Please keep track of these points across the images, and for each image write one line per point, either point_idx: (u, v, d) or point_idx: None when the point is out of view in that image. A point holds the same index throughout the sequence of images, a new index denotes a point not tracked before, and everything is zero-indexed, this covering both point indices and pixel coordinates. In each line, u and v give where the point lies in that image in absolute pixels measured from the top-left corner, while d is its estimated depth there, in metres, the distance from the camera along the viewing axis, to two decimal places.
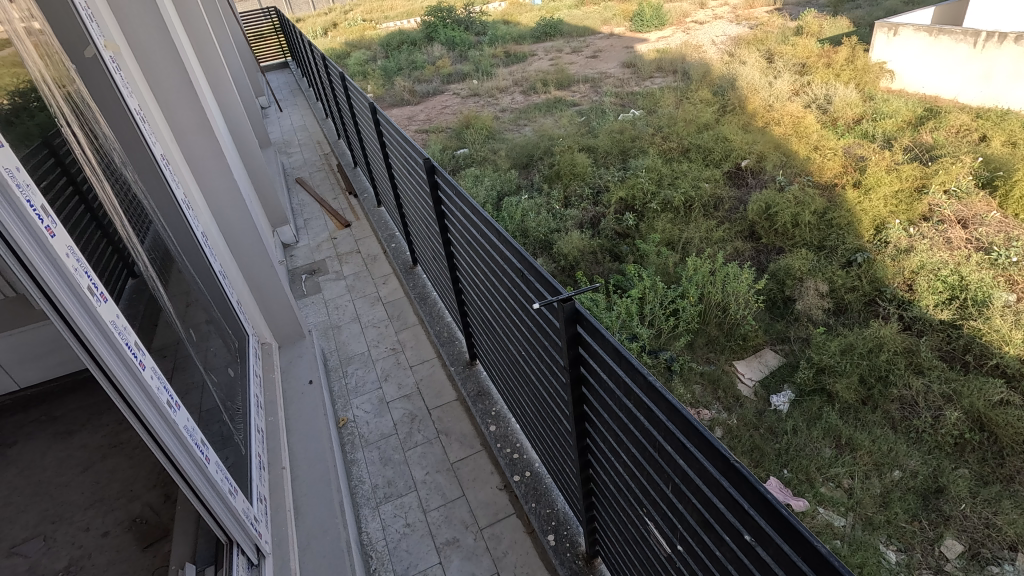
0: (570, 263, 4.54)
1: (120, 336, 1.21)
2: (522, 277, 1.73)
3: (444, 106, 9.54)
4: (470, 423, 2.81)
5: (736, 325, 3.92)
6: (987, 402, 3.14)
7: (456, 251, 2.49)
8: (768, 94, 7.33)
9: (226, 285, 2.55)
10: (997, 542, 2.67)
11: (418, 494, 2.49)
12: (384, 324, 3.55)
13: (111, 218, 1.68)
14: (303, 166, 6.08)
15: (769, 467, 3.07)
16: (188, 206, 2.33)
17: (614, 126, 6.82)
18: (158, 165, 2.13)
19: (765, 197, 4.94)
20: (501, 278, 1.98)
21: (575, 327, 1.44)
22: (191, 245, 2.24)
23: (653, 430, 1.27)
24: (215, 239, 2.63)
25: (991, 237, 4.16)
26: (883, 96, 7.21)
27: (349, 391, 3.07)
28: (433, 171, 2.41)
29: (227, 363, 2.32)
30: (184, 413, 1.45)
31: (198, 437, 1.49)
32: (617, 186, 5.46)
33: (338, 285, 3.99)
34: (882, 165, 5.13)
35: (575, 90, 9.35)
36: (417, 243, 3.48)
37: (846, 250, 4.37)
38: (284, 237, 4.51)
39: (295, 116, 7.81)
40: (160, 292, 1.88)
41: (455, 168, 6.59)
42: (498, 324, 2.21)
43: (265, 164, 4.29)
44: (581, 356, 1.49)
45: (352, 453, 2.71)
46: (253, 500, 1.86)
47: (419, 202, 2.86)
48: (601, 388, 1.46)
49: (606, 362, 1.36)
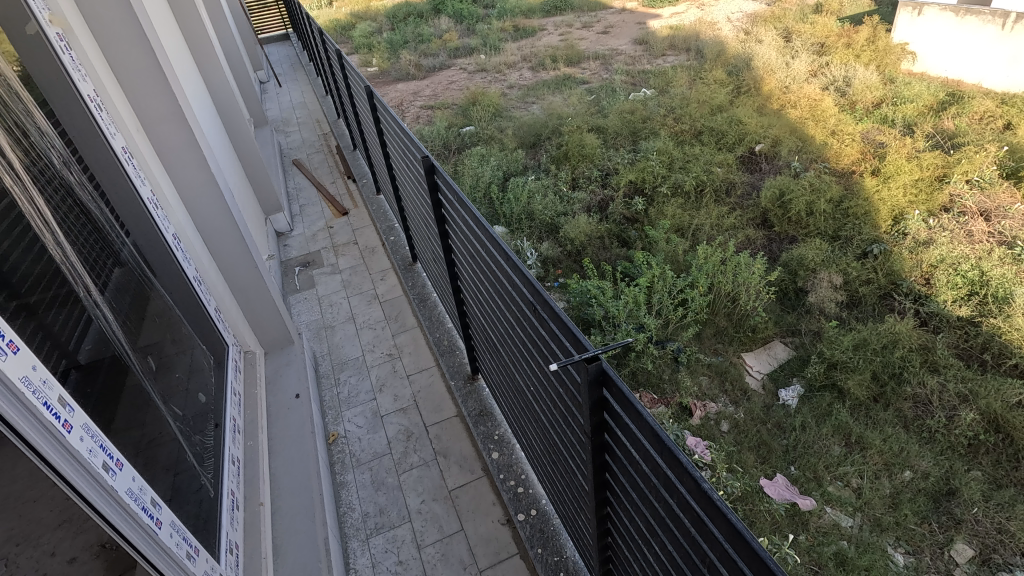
0: (576, 248, 4.46)
1: (35, 396, 1.09)
2: (534, 310, 1.59)
3: (450, 81, 9.31)
4: (470, 444, 2.70)
5: (746, 316, 3.82)
6: (1005, 403, 3.05)
7: (457, 261, 2.38)
8: (785, 75, 7.08)
9: (202, 292, 2.41)
10: (1010, 548, 2.62)
11: (413, 526, 2.38)
12: (381, 325, 3.45)
13: (41, 233, 1.46)
14: (301, 147, 5.94)
15: (776, 463, 3.02)
16: (157, 205, 2.18)
17: (625, 106, 6.60)
18: (120, 160, 1.98)
19: (779, 183, 4.80)
20: (509, 302, 1.84)
21: (601, 390, 1.26)
22: (162, 254, 2.14)
23: (702, 543, 1.09)
24: (190, 238, 2.41)
25: (1015, 230, 3.97)
26: (904, 80, 6.97)
27: (341, 401, 2.98)
28: (432, 171, 2.27)
29: (197, 388, 2.15)
30: (128, 473, 1.36)
31: (148, 496, 1.41)
32: (627, 168, 5.31)
33: (333, 280, 3.89)
34: (902, 153, 4.95)
35: (585, 67, 9.10)
36: (416, 240, 3.36)
37: (862, 240, 4.24)
38: (278, 224, 4.40)
39: (295, 92, 7.63)
40: (112, 320, 1.71)
41: (461, 146, 6.42)
42: (505, 350, 2.10)
43: (257, 147, 4.12)
44: (605, 422, 1.32)
45: (342, 474, 2.62)
46: (221, 557, 1.71)
47: (418, 197, 2.72)
48: (631, 465, 1.30)
49: (641, 442, 1.18)
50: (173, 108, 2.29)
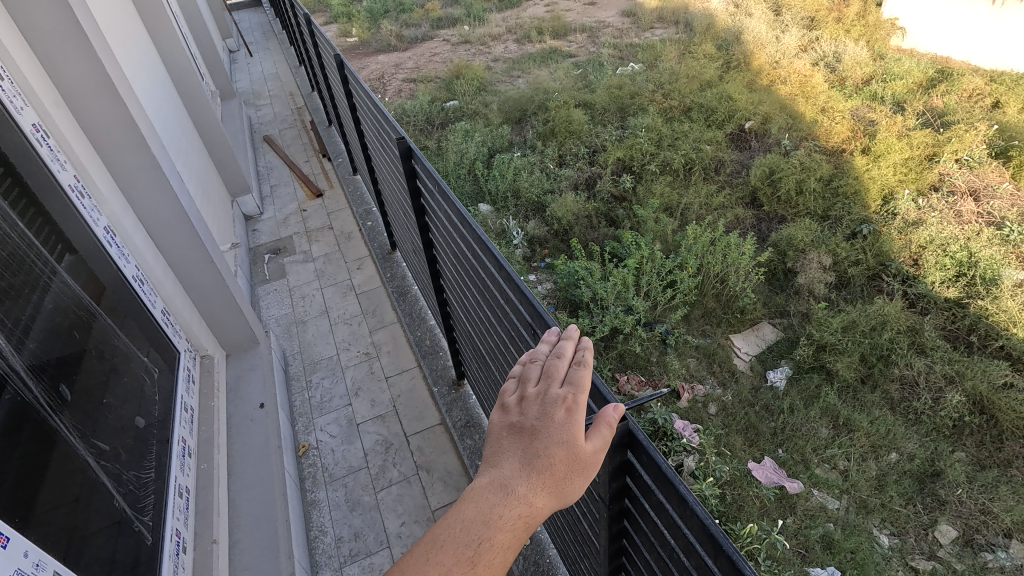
0: (563, 227, 4.35)
1: None
2: (532, 334, 1.40)
3: (433, 52, 9.02)
4: (455, 457, 2.53)
5: (734, 297, 3.77)
6: (990, 385, 3.06)
7: (438, 254, 2.26)
8: (775, 49, 6.94)
9: (149, 293, 2.05)
10: (992, 528, 2.64)
11: (391, 553, 2.22)
12: (357, 321, 3.30)
13: None
14: (273, 122, 5.69)
15: (765, 446, 3.00)
16: (82, 194, 1.77)
17: (613, 80, 6.43)
18: (31, 140, 1.57)
19: (769, 161, 4.72)
20: (494, 309, 1.68)
21: (625, 452, 1.02)
22: (96, 250, 1.77)
23: None
24: (129, 232, 1.98)
25: (1003, 211, 3.96)
26: (894, 56, 6.88)
27: (313, 408, 2.82)
28: (410, 156, 2.12)
29: (138, 409, 1.80)
30: (18, 548, 1.11)
31: (49, 569, 1.18)
32: (615, 146, 5.19)
33: (306, 269, 3.74)
34: (893, 131, 4.89)
35: (572, 40, 8.87)
36: (395, 227, 3.21)
37: (852, 220, 4.20)
38: (245, 207, 4.22)
39: (267, 62, 7.30)
40: (4, 343, 1.31)
41: (444, 121, 6.22)
42: (495, 367, 1.94)
43: (216, 125, 3.91)
44: (627, 487, 1.09)
45: (314, 492, 2.45)
46: None
47: (394, 181, 2.59)
48: (657, 540, 1.08)
49: (673, 520, 0.96)
50: (103, 78, 1.83)
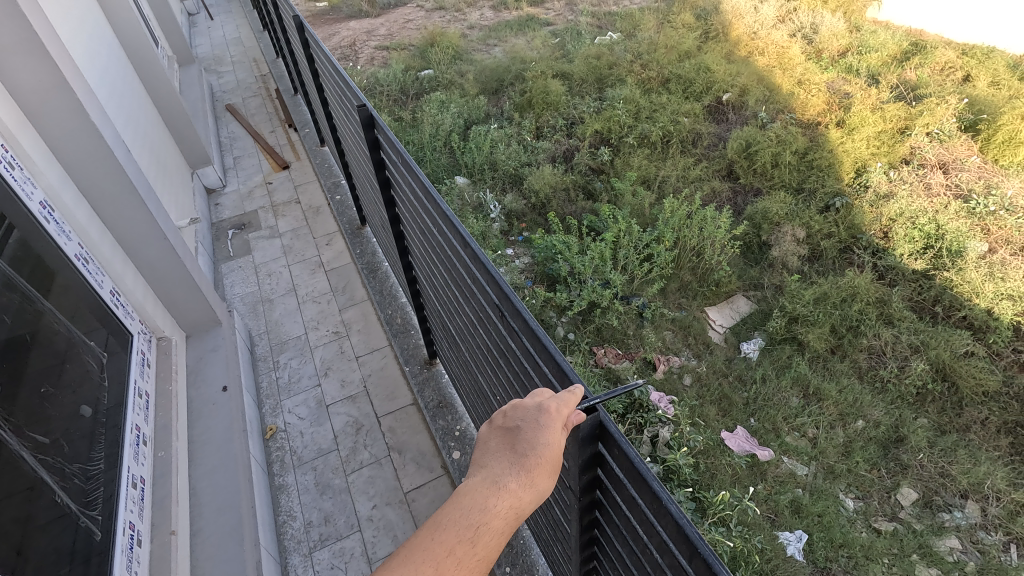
0: (541, 200, 4.31)
1: None
2: (500, 315, 1.37)
3: (406, 19, 8.72)
4: (428, 437, 2.53)
5: (710, 270, 3.80)
6: (953, 353, 3.16)
7: (406, 229, 2.20)
8: (754, 19, 6.88)
9: (95, 273, 1.97)
10: (950, 490, 2.76)
11: (363, 536, 2.22)
12: (327, 299, 3.24)
13: None
14: (236, 90, 5.46)
15: (737, 416, 3.06)
16: (12, 166, 1.65)
17: (591, 49, 6.30)
18: None
19: (746, 133, 4.71)
20: (462, 287, 1.65)
21: (596, 444, 1.02)
22: (31, 227, 1.66)
23: None
24: (69, 206, 1.88)
25: (971, 184, 4.04)
26: (870, 28, 6.88)
27: (280, 389, 2.78)
28: (374, 127, 2.04)
29: (82, 397, 1.73)
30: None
31: None
32: (593, 117, 5.13)
33: (272, 245, 3.63)
34: (867, 104, 4.92)
35: (550, 8, 8.65)
36: (364, 202, 3.12)
37: (825, 193, 4.24)
38: (207, 180, 4.07)
39: (229, 25, 6.97)
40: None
41: (419, 91, 6.05)
42: (464, 346, 1.93)
43: (167, 89, 3.71)
44: (599, 480, 1.09)
45: (281, 477, 2.42)
46: None
47: (360, 153, 2.51)
48: (627, 530, 1.09)
49: (645, 513, 0.96)
50: (25, 33, 1.66)
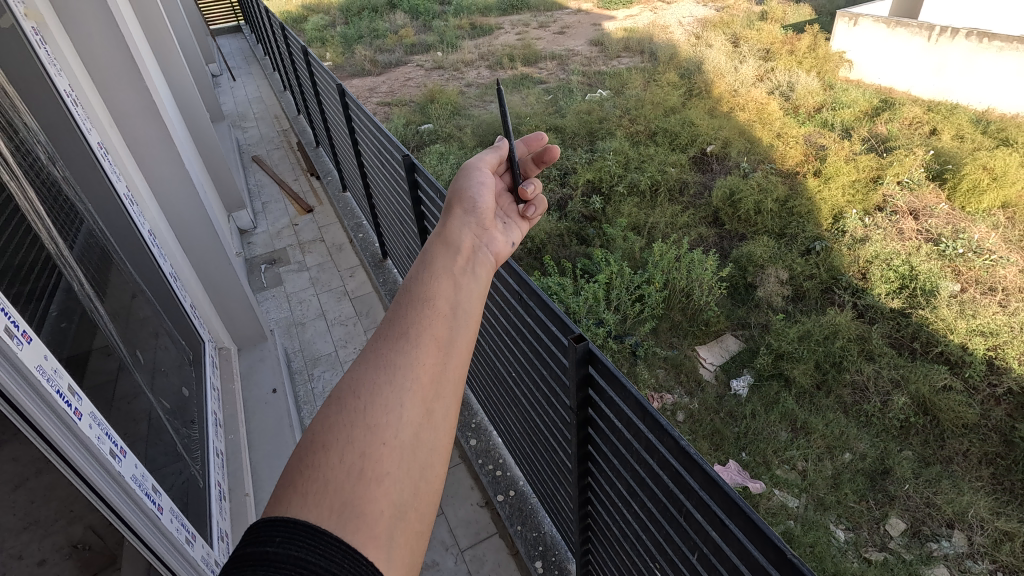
0: (536, 246, 4.52)
1: (50, 385, 1.07)
2: (521, 301, 1.63)
3: (407, 77, 9.23)
4: None
5: (699, 310, 3.96)
6: (932, 388, 3.31)
7: None
8: (733, 79, 7.35)
9: (179, 288, 2.35)
10: (937, 520, 2.85)
11: None
12: (353, 321, 3.38)
13: (65, 269, 1.55)
14: (259, 143, 5.78)
15: (728, 450, 3.17)
16: (132, 202, 2.10)
17: (582, 106, 6.69)
18: (97, 156, 1.89)
19: (729, 182, 5.00)
20: (496, 300, 1.87)
21: (586, 367, 1.31)
22: (135, 247, 2.04)
23: (677, 492, 1.14)
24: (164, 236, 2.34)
25: (940, 229, 4.30)
26: (842, 86, 7.37)
27: (316, 395, 2.90)
28: (412, 168, 2.26)
29: (181, 382, 2.12)
30: (131, 459, 1.35)
31: (150, 482, 1.41)
32: (585, 168, 5.42)
33: (302, 277, 3.80)
34: (841, 156, 5.26)
35: (542, 67, 9.18)
36: (387, 234, 3.34)
37: (806, 238, 4.50)
38: (241, 222, 4.31)
39: (249, 86, 7.39)
40: (97, 309, 1.69)
41: (419, 143, 6.40)
42: (495, 355, 2.11)
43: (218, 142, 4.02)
44: (590, 399, 1.38)
45: None
46: (212, 542, 1.74)
47: (394, 196, 2.71)
48: (612, 435, 1.36)
49: (619, 408, 1.25)
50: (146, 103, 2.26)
